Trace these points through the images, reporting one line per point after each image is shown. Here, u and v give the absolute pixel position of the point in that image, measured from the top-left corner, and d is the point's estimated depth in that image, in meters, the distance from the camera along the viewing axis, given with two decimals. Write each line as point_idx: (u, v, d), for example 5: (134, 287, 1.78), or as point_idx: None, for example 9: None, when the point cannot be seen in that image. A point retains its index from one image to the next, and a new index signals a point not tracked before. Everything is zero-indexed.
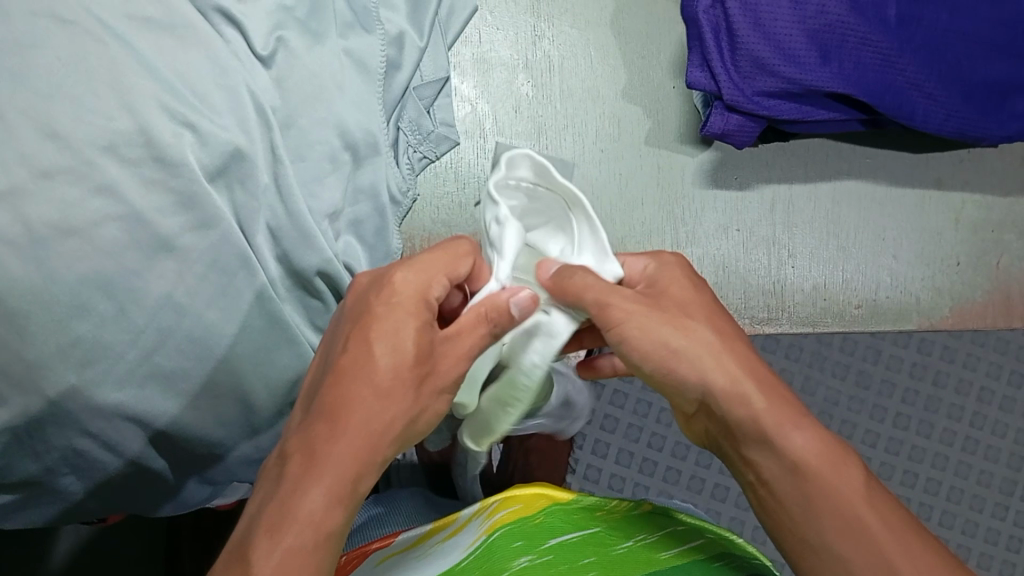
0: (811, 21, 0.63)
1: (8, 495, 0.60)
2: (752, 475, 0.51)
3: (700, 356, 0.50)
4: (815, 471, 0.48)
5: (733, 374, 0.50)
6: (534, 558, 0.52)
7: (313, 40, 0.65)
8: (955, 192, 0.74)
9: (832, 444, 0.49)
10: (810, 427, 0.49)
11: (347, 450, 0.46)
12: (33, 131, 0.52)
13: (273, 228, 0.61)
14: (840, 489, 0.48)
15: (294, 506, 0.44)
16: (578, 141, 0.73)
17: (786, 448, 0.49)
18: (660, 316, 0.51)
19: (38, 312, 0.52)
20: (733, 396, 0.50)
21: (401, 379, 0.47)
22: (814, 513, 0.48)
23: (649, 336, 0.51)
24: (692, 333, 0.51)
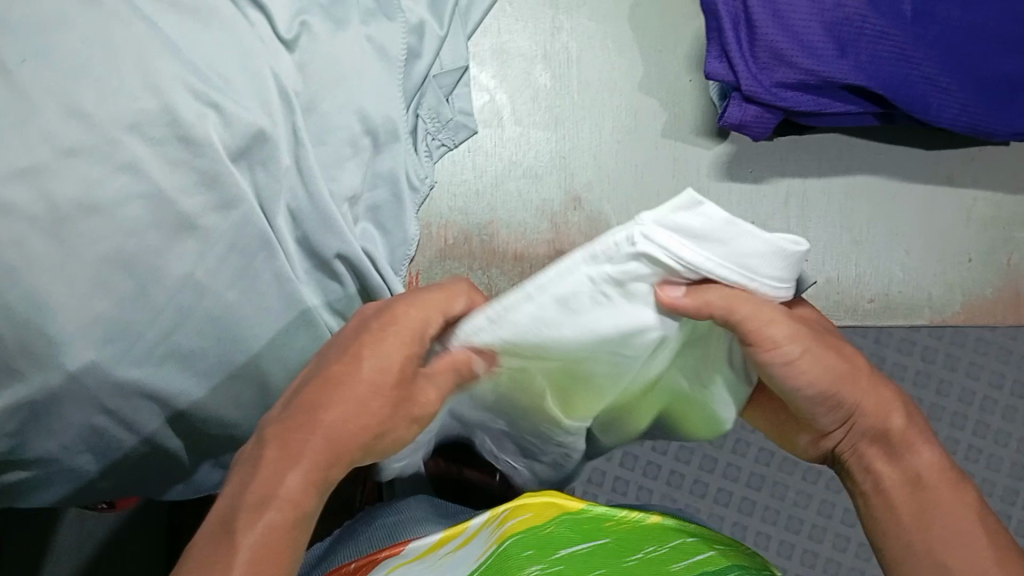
0: (829, 14, 0.65)
1: (23, 473, 0.60)
2: (864, 488, 0.52)
3: (863, 377, 0.51)
4: (933, 486, 0.50)
5: (882, 396, 0.51)
6: (546, 566, 0.49)
7: (336, 26, 0.66)
8: (967, 188, 0.75)
9: (953, 468, 0.50)
10: (937, 451, 0.51)
11: (325, 448, 0.45)
12: (60, 110, 0.53)
13: (294, 211, 0.62)
14: (957, 506, 0.49)
15: (276, 488, 0.44)
16: (594, 132, 0.74)
17: (909, 463, 0.51)
18: (824, 340, 0.49)
19: (61, 288, 0.53)
20: (881, 410, 0.51)
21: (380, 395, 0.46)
22: (929, 535, 0.48)
23: (811, 366, 0.48)
24: (853, 357, 0.51)
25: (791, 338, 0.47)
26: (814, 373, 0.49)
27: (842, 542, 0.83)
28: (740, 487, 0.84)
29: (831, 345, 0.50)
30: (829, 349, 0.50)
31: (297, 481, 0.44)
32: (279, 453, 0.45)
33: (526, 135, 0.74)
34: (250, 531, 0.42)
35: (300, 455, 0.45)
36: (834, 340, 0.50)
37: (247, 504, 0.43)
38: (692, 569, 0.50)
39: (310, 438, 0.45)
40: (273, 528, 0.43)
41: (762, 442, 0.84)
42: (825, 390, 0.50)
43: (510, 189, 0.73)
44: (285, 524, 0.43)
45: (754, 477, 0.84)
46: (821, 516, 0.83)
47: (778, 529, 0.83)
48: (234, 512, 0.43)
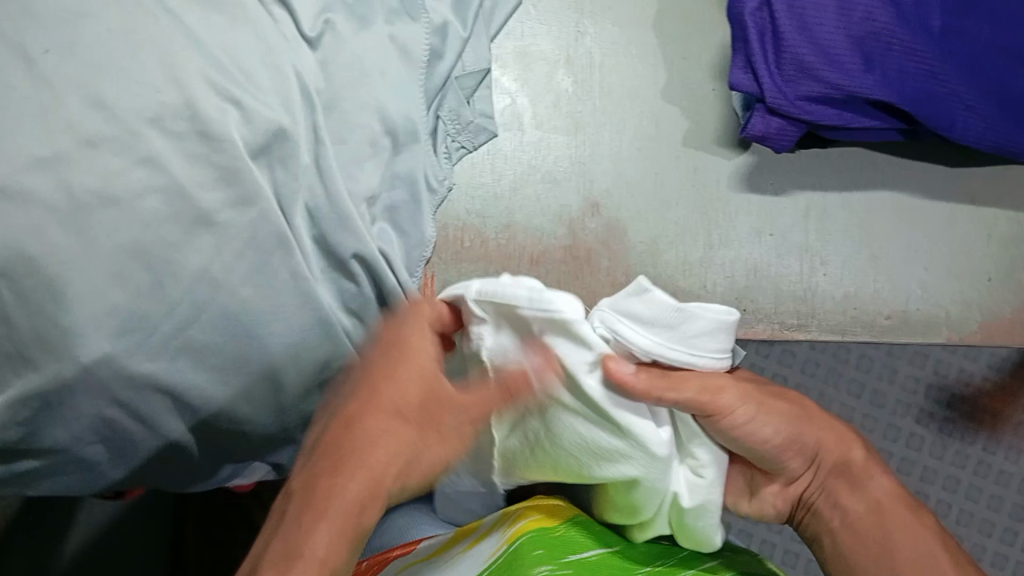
0: (857, 28, 0.64)
1: (33, 461, 0.60)
2: (830, 523, 0.56)
3: (813, 415, 0.57)
4: (889, 508, 0.55)
5: (837, 433, 0.57)
6: (554, 568, 0.49)
7: (360, 24, 0.66)
8: (989, 207, 0.74)
9: (907, 496, 0.56)
10: (891, 480, 0.57)
11: (349, 493, 0.46)
12: (83, 101, 0.53)
13: (311, 209, 0.62)
14: (913, 528, 0.54)
15: (301, 545, 0.44)
16: (615, 138, 0.73)
17: (867, 492, 0.56)
18: (767, 394, 0.55)
19: (77, 278, 0.53)
20: (836, 449, 0.57)
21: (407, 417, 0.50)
22: (883, 547, 0.53)
23: (761, 415, 0.54)
24: (803, 404, 0.57)
25: (748, 393, 0.53)
26: (765, 424, 0.54)
27: None
28: None
29: (778, 396, 0.56)
30: (776, 400, 0.56)
31: (331, 520, 0.45)
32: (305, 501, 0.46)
33: (546, 139, 0.73)
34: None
35: (343, 478, 0.46)
36: (779, 390, 0.57)
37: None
38: None
39: (338, 485, 0.46)
40: None
41: None
42: (779, 437, 0.55)
43: (529, 193, 0.72)
44: (326, 553, 0.44)
45: None
46: None
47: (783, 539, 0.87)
48: (258, 569, 0.44)
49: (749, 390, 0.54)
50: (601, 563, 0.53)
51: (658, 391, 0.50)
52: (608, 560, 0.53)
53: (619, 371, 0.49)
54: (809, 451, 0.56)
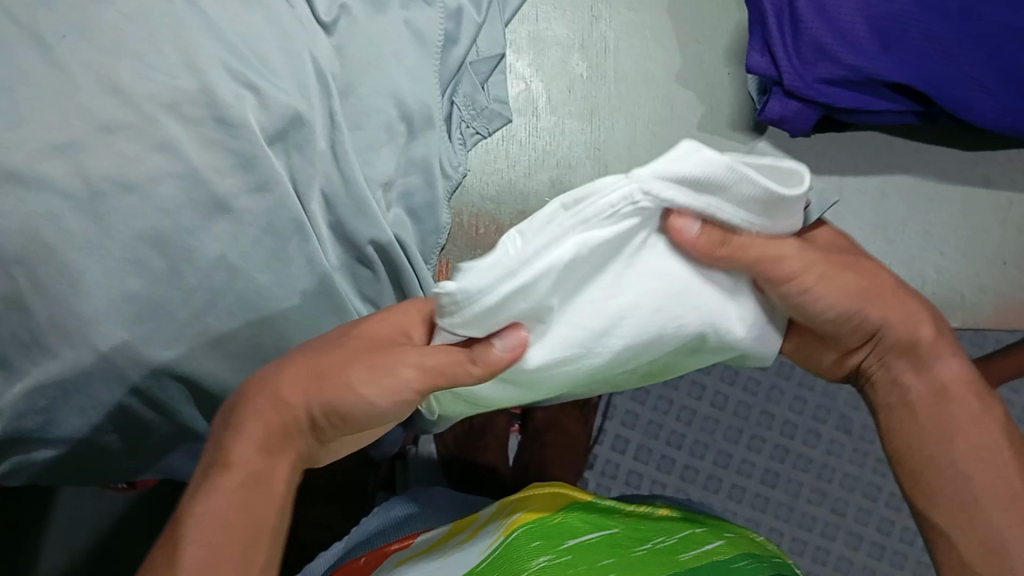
0: (874, 9, 0.64)
1: (49, 451, 0.59)
2: (890, 400, 0.51)
3: (886, 299, 0.48)
4: (956, 399, 0.48)
5: (911, 312, 0.48)
6: (552, 558, 0.50)
7: (374, 9, 0.66)
8: (1003, 191, 0.74)
9: (978, 380, 0.49)
10: (964, 360, 0.49)
11: (270, 408, 0.45)
12: (99, 87, 0.53)
13: (328, 194, 0.62)
14: (984, 426, 0.48)
15: (229, 454, 0.45)
16: (630, 123, 0.74)
17: (933, 374, 0.49)
18: (833, 262, 0.46)
19: (93, 265, 0.52)
20: (908, 328, 0.48)
21: (304, 380, 0.46)
22: (945, 448, 0.48)
23: (829, 293, 0.46)
24: (861, 266, 0.48)
25: (810, 262, 0.44)
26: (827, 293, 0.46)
27: (855, 542, 0.85)
28: (754, 483, 0.86)
29: (843, 265, 0.47)
30: (842, 270, 0.47)
31: (239, 479, 0.44)
32: (225, 434, 0.45)
33: (561, 124, 0.74)
34: (198, 505, 0.43)
35: (244, 433, 0.45)
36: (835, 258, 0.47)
37: (163, 543, 0.43)
38: (700, 559, 0.52)
39: (268, 400, 0.46)
40: (225, 494, 0.44)
41: (777, 440, 0.86)
42: (851, 311, 0.47)
43: (543, 179, 0.73)
44: (236, 489, 0.44)
45: (768, 474, 0.86)
46: (835, 514, 0.86)
47: (790, 527, 0.85)
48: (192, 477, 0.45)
49: (811, 267, 0.44)
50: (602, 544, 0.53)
51: (718, 251, 0.39)
52: (609, 540, 0.54)
53: (682, 230, 0.37)
54: (877, 332, 0.48)
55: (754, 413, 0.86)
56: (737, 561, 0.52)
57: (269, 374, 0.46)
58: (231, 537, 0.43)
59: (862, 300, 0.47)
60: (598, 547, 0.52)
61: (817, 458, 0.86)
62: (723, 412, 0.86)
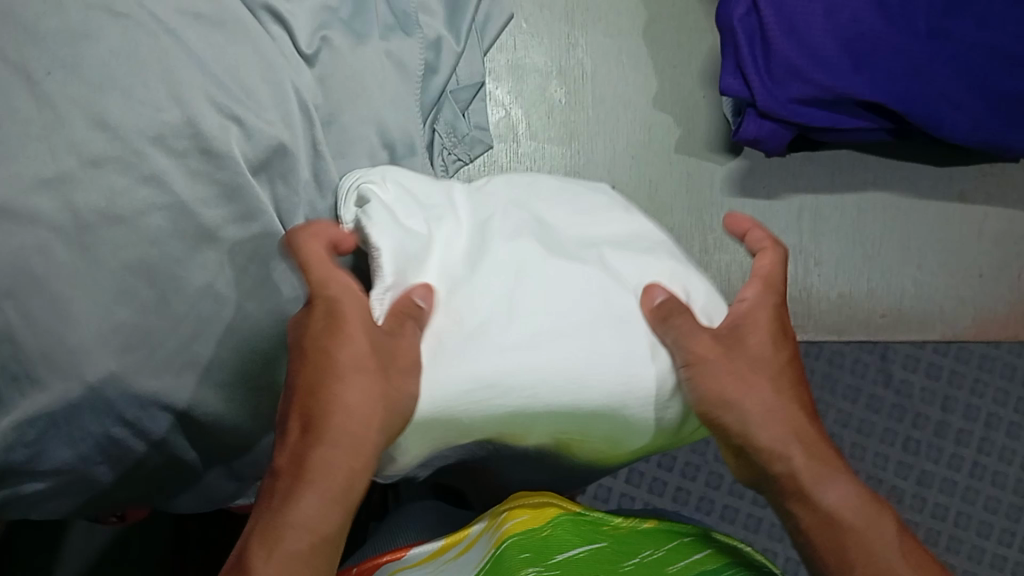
0: (844, 30, 0.65)
1: (40, 483, 0.59)
2: (789, 526, 0.48)
3: (751, 409, 0.48)
4: (850, 527, 0.45)
5: (785, 433, 0.48)
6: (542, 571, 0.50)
7: (357, 40, 0.66)
8: (977, 204, 0.76)
9: (873, 497, 0.46)
10: (851, 483, 0.47)
11: (338, 452, 0.43)
12: (86, 121, 0.54)
13: (311, 223, 0.62)
14: (871, 542, 0.45)
15: (289, 515, 0.41)
16: (609, 147, 0.75)
17: (823, 504, 0.46)
18: (730, 368, 0.49)
19: (81, 297, 0.53)
20: (775, 453, 0.48)
21: (368, 369, 0.44)
22: (846, 563, 0.45)
23: (724, 385, 0.48)
24: (749, 385, 0.49)
25: (730, 374, 0.48)
26: (732, 389, 0.48)
27: None
28: (746, 504, 0.87)
29: (734, 375, 0.49)
30: (749, 376, 0.49)
31: (312, 467, 0.42)
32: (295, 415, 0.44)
33: (541, 149, 0.75)
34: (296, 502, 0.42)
35: (319, 437, 0.43)
36: (747, 369, 0.49)
37: (260, 533, 0.41)
38: None
39: (333, 447, 0.43)
40: (302, 557, 0.41)
41: None
42: (726, 398, 0.48)
43: None
44: (306, 554, 0.41)
45: (760, 493, 0.87)
46: None
47: (783, 545, 0.87)
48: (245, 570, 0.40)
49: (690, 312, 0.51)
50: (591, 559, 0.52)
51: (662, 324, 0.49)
52: (597, 556, 0.53)
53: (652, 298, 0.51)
54: (750, 450, 0.48)
55: None
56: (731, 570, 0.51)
57: (346, 350, 0.45)
58: (318, 525, 0.41)
59: (742, 415, 0.48)
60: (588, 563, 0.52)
61: None
62: None
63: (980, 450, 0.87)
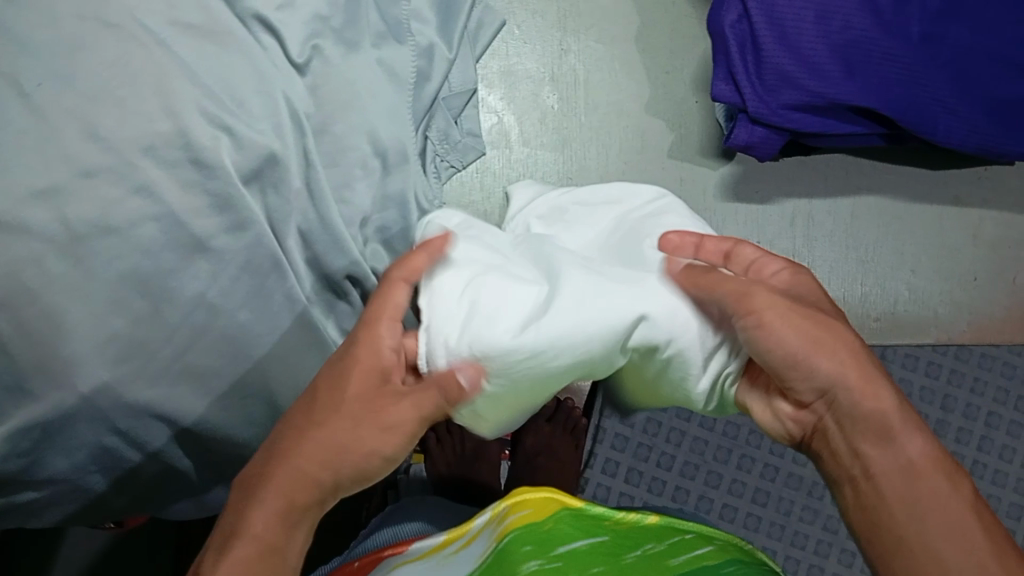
0: (835, 37, 0.66)
1: (34, 492, 0.59)
2: (851, 473, 0.47)
3: (842, 353, 0.47)
4: (926, 481, 0.45)
5: (868, 377, 0.47)
6: (544, 562, 0.50)
7: (348, 48, 0.66)
8: (973, 208, 0.76)
9: (950, 457, 0.46)
10: (930, 440, 0.46)
11: (286, 476, 0.46)
12: (77, 133, 0.54)
13: (305, 232, 0.63)
14: (950, 498, 0.44)
15: (247, 524, 0.45)
16: (603, 153, 0.75)
17: (902, 454, 0.46)
18: (805, 311, 0.48)
19: (75, 308, 0.53)
20: (869, 395, 0.46)
21: (347, 412, 0.48)
22: (915, 512, 0.44)
23: (784, 330, 0.47)
24: (830, 330, 0.47)
25: (802, 317, 0.47)
26: (793, 335, 0.47)
27: (848, 558, 0.86)
28: (746, 503, 0.87)
29: (810, 318, 0.47)
30: (822, 320, 0.48)
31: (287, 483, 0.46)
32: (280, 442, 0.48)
33: (534, 156, 0.75)
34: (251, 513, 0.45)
35: (292, 453, 0.47)
36: (819, 313, 0.48)
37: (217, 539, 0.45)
38: (691, 564, 0.53)
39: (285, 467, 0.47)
40: (238, 561, 0.43)
41: (767, 458, 0.87)
42: (796, 355, 0.47)
43: None
44: (249, 559, 0.44)
45: (760, 493, 0.87)
46: (827, 532, 0.86)
47: (783, 545, 0.86)
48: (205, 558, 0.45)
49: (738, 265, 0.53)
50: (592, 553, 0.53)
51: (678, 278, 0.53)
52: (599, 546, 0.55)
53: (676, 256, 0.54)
54: (827, 394, 0.47)
55: (743, 431, 0.88)
56: (729, 562, 0.53)
57: (332, 392, 0.48)
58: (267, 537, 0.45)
59: (823, 363, 0.47)
60: (589, 557, 0.53)
61: (807, 476, 0.87)
62: (713, 432, 0.88)
63: (980, 449, 0.87)
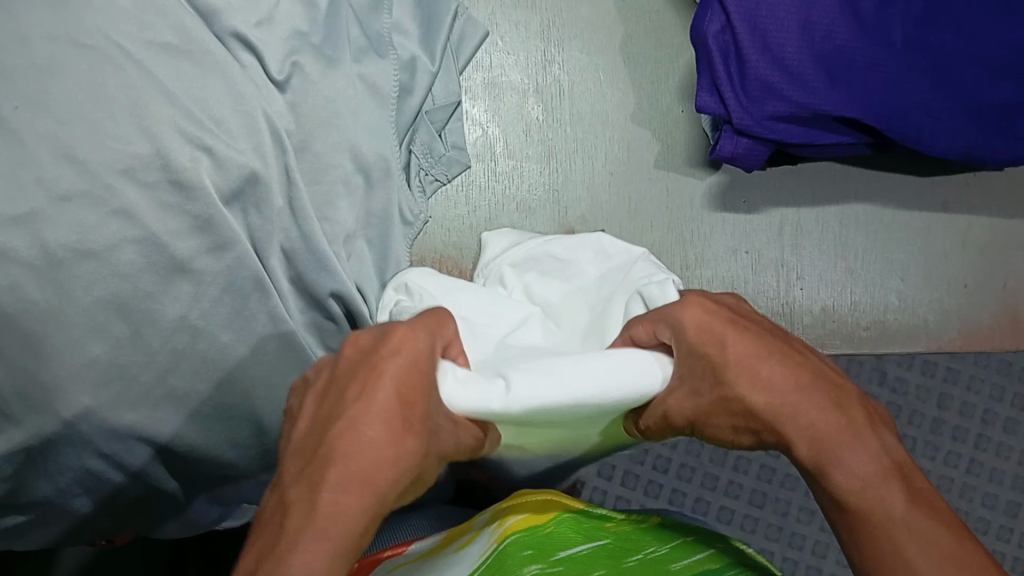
0: (818, 46, 0.65)
1: (19, 518, 0.59)
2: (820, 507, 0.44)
3: (754, 399, 0.43)
4: (862, 502, 0.41)
5: (771, 402, 0.43)
6: (545, 566, 0.51)
7: (329, 65, 0.65)
8: (961, 214, 0.76)
9: (886, 467, 0.41)
10: (865, 448, 0.41)
11: (354, 501, 0.36)
12: (53, 156, 0.53)
13: (288, 251, 0.62)
14: (889, 507, 0.40)
15: (294, 554, 0.34)
16: (589, 164, 0.75)
17: (833, 481, 0.41)
18: (702, 369, 0.44)
19: (56, 334, 0.53)
20: (784, 438, 0.43)
21: (386, 421, 0.38)
22: (868, 538, 0.40)
23: (711, 413, 0.45)
24: (751, 376, 0.43)
25: (709, 381, 0.44)
26: (699, 405, 0.46)
27: (846, 558, 0.86)
28: (743, 504, 0.86)
29: (711, 370, 0.44)
30: (734, 371, 0.44)
31: (318, 518, 0.35)
32: (314, 465, 0.37)
33: (519, 168, 0.75)
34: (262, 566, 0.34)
35: (326, 483, 0.36)
36: (734, 364, 0.44)
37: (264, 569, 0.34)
38: (690, 570, 0.52)
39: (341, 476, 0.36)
40: None
41: (762, 460, 0.87)
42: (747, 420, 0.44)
43: (505, 224, 0.74)
44: None
45: (757, 494, 0.87)
46: (824, 532, 0.86)
47: (781, 546, 0.86)
48: None
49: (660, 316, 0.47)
50: (594, 556, 0.53)
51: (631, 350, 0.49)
52: (600, 552, 0.54)
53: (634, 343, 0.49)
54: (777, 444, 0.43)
55: None
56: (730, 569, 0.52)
57: (360, 404, 0.38)
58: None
59: (738, 425, 0.45)
60: (592, 560, 0.52)
61: (804, 477, 0.87)
62: None
63: (976, 446, 0.87)
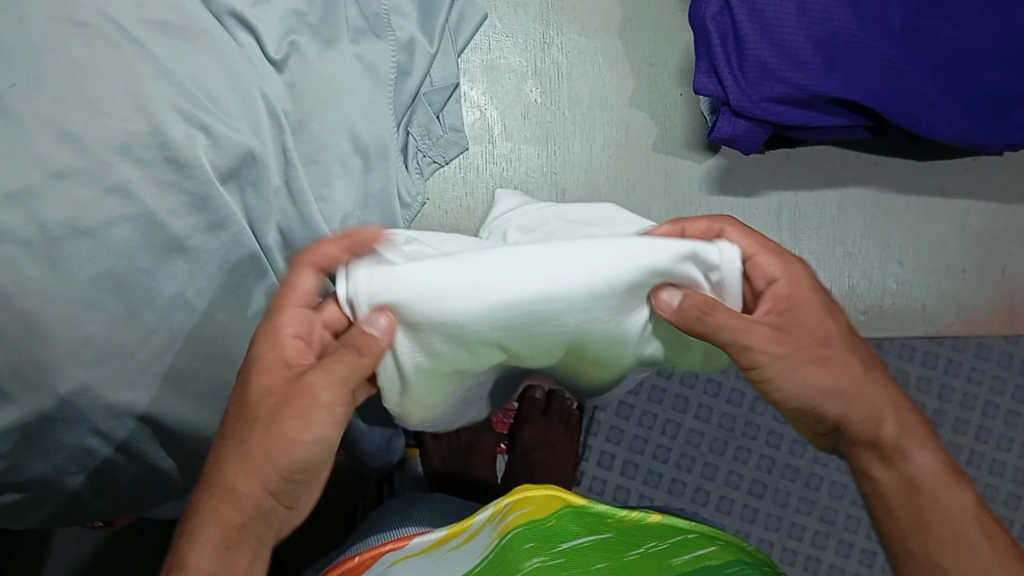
0: (817, 28, 0.65)
1: (13, 496, 0.59)
2: (864, 489, 0.52)
3: (848, 388, 0.50)
4: (930, 488, 0.50)
5: (869, 400, 0.50)
6: (546, 558, 0.48)
7: (325, 45, 0.66)
8: (960, 198, 0.76)
9: (950, 467, 0.51)
10: (932, 450, 0.51)
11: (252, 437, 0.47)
12: (50, 134, 0.52)
13: (283, 230, 0.63)
14: (949, 505, 0.49)
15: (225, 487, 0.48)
16: (587, 146, 0.75)
17: (908, 467, 0.50)
18: (808, 352, 0.49)
19: (51, 312, 0.52)
20: (869, 420, 0.50)
21: (273, 370, 0.47)
22: (921, 520, 0.49)
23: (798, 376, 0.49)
24: (831, 363, 0.49)
25: (798, 350, 0.48)
26: (802, 382, 0.49)
27: (845, 548, 0.86)
28: (742, 494, 0.86)
29: (812, 359, 0.49)
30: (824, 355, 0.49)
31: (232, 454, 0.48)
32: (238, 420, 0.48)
33: (517, 150, 0.75)
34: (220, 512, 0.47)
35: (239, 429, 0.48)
36: (817, 345, 0.49)
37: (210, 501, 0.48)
38: (692, 565, 0.51)
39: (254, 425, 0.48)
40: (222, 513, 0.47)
41: (762, 449, 0.87)
42: (821, 390, 0.49)
43: None
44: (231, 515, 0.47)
45: (756, 484, 0.87)
46: (824, 522, 0.86)
47: (780, 535, 0.86)
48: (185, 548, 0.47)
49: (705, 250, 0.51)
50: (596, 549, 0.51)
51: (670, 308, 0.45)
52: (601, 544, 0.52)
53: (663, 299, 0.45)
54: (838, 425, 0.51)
55: (739, 423, 0.87)
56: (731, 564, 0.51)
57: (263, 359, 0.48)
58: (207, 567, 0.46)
59: (834, 391, 0.49)
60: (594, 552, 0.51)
61: (802, 468, 0.87)
62: (708, 424, 0.87)
63: (977, 439, 0.87)
